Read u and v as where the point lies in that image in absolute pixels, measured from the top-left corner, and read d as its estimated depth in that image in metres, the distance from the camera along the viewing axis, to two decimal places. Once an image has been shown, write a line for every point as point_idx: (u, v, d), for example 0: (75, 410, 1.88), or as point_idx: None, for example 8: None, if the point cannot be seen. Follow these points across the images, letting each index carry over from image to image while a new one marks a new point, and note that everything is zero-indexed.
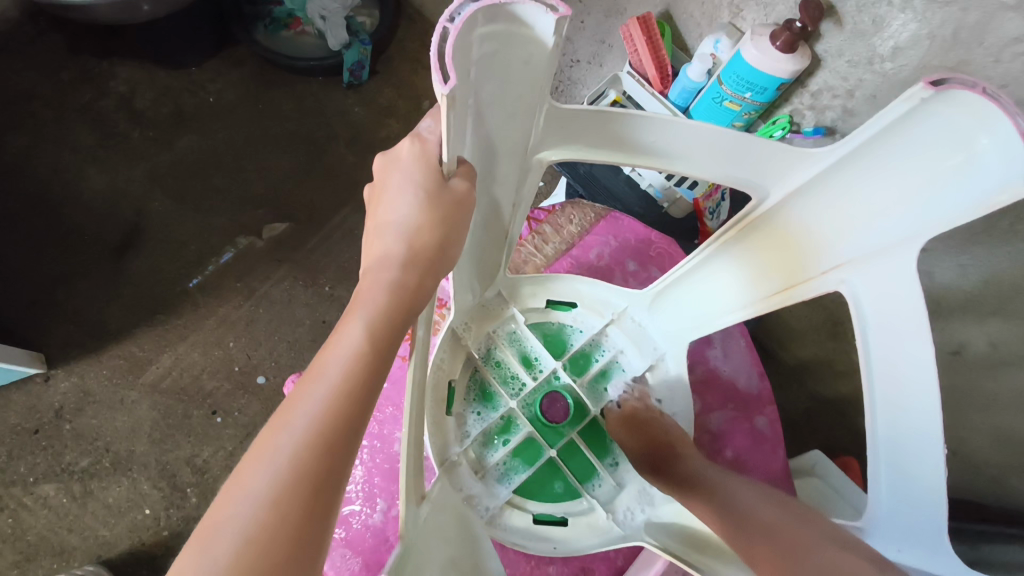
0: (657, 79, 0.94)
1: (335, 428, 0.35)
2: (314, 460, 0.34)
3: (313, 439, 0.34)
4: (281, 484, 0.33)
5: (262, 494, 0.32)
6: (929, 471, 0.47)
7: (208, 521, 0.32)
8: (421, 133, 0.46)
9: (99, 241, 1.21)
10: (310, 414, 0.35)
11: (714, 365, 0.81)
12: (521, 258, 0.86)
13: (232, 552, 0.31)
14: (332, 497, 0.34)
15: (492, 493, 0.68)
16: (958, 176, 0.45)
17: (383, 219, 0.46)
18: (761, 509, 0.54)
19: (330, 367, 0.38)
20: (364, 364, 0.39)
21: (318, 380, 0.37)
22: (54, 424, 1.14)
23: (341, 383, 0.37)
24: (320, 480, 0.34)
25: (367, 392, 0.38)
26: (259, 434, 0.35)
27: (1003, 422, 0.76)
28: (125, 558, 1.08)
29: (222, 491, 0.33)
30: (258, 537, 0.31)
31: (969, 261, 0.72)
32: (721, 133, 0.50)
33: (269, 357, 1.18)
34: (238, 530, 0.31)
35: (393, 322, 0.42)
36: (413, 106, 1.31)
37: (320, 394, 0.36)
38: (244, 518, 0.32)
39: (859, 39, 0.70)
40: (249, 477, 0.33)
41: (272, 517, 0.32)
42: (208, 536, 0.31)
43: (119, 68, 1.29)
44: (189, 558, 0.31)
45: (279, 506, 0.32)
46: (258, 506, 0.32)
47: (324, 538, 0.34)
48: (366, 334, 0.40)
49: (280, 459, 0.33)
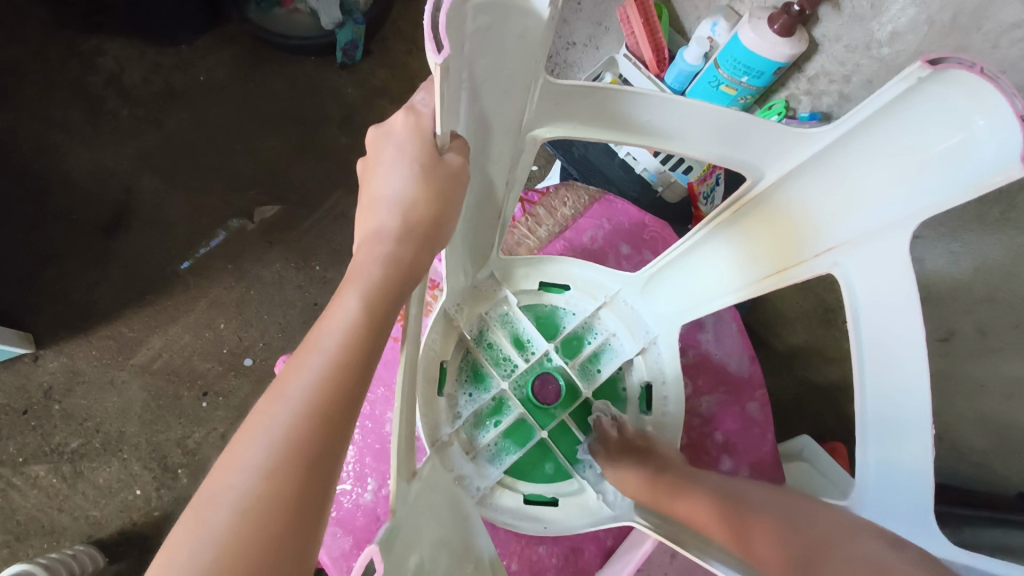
0: (654, 62, 0.93)
1: (333, 400, 0.35)
2: (310, 432, 0.34)
3: (311, 411, 0.34)
4: (277, 455, 0.33)
5: (259, 466, 0.32)
6: (916, 448, 0.47)
7: (203, 492, 0.32)
8: (415, 106, 0.46)
9: (88, 220, 1.19)
10: (305, 386, 0.35)
11: (705, 349, 0.81)
12: (514, 240, 0.85)
13: (229, 521, 0.31)
14: (328, 471, 0.34)
15: (483, 474, 0.69)
16: (954, 158, 0.45)
17: (377, 193, 0.46)
18: (784, 501, 0.50)
19: (326, 339, 0.37)
20: (361, 336, 0.38)
21: (314, 351, 0.37)
22: (43, 404, 1.13)
23: (337, 353, 0.37)
24: (318, 452, 0.34)
25: (365, 364, 0.38)
26: (253, 406, 0.35)
27: (990, 408, 0.77)
28: (116, 538, 1.09)
29: (218, 461, 0.33)
30: (255, 509, 0.31)
31: (960, 249, 0.73)
32: (718, 113, 0.50)
33: (259, 340, 1.17)
34: (233, 502, 0.31)
35: (391, 294, 0.42)
36: (407, 87, 1.29)
37: (316, 365, 0.36)
38: (240, 488, 0.31)
39: (858, 23, 0.70)
40: (246, 449, 0.33)
41: (270, 487, 0.32)
42: (203, 506, 0.31)
43: (108, 45, 1.27)
44: (185, 527, 0.30)
45: (276, 477, 0.32)
46: (256, 477, 0.32)
47: (321, 509, 0.33)
48: (362, 305, 0.40)
49: (277, 430, 0.33)
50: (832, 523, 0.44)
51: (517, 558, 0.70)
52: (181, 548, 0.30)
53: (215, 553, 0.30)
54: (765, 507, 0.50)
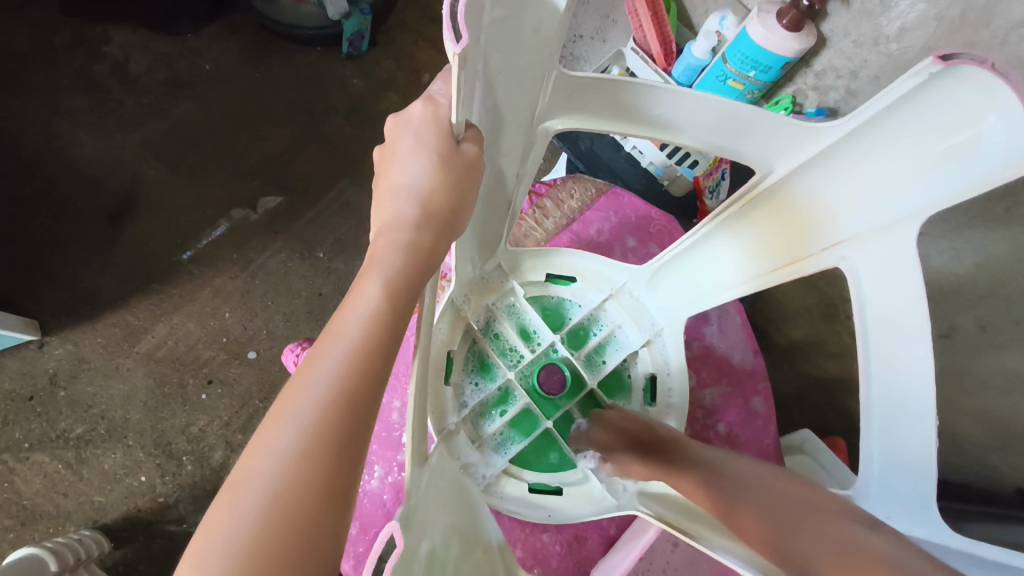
0: (661, 56, 0.93)
1: (356, 384, 0.36)
2: (338, 415, 0.34)
3: (336, 397, 0.35)
4: (307, 438, 0.33)
5: (288, 449, 0.33)
6: (918, 439, 0.48)
7: (237, 475, 0.33)
8: (432, 96, 0.47)
9: (93, 209, 1.20)
10: (330, 371, 0.36)
11: (710, 341, 0.82)
12: (521, 232, 0.86)
13: (263, 502, 0.32)
14: (356, 455, 0.35)
15: (489, 462, 0.70)
16: (963, 153, 0.45)
17: (394, 183, 0.46)
18: (770, 481, 0.54)
19: (349, 326, 0.38)
20: (383, 324, 0.39)
21: (338, 338, 0.38)
22: (49, 391, 1.14)
23: (361, 341, 0.37)
24: (346, 436, 0.34)
25: (387, 351, 0.38)
26: (281, 393, 0.36)
27: (990, 404, 0.77)
28: (121, 523, 1.10)
29: (249, 446, 0.34)
30: (288, 490, 0.32)
31: (963, 245, 0.75)
32: (730, 107, 0.50)
33: (263, 329, 1.18)
34: (266, 483, 0.32)
35: (410, 282, 0.42)
36: (412, 78, 1.29)
37: (341, 351, 0.37)
38: (272, 470, 0.32)
39: (866, 18, 0.71)
40: (275, 432, 0.34)
41: (300, 469, 0.33)
42: (238, 489, 0.32)
43: (113, 33, 1.27)
44: (221, 508, 0.32)
45: (306, 459, 0.33)
46: (286, 461, 0.33)
47: (350, 491, 0.34)
48: (383, 293, 0.40)
49: (306, 414, 0.34)
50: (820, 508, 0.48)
51: (521, 545, 0.71)
52: (219, 528, 0.31)
53: (251, 534, 0.31)
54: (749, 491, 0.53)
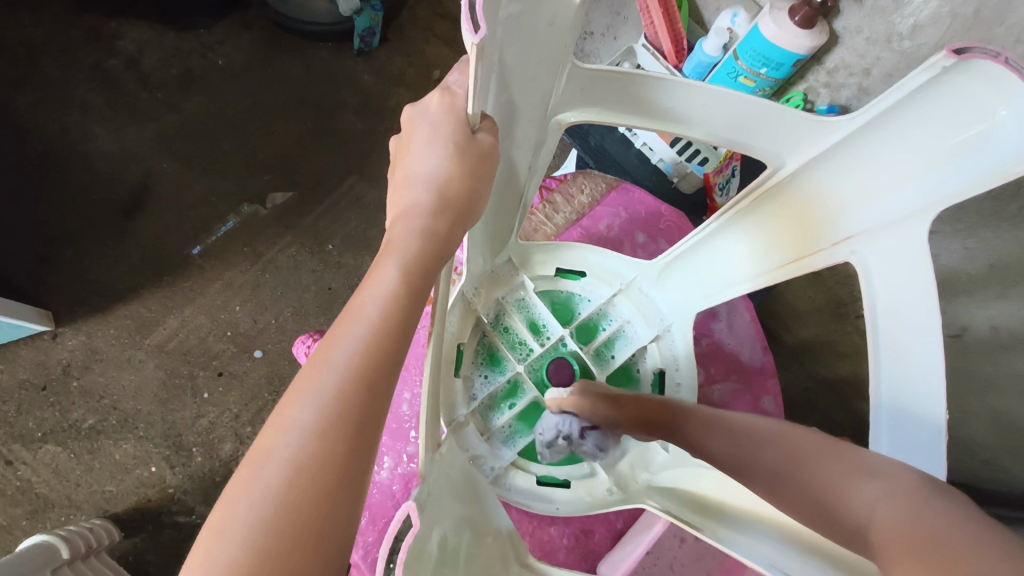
0: (672, 53, 0.93)
1: (373, 365, 0.37)
2: (356, 396, 0.35)
3: (354, 376, 0.36)
4: (325, 416, 0.34)
5: (308, 427, 0.34)
6: (928, 433, 0.47)
7: (257, 452, 0.34)
8: (449, 87, 0.47)
9: (107, 202, 1.21)
10: (347, 353, 0.36)
11: (718, 338, 0.82)
12: (531, 227, 0.86)
13: (283, 477, 0.33)
14: (371, 435, 0.36)
15: (497, 454, 0.71)
16: (974, 148, 0.45)
17: (411, 171, 0.47)
18: (775, 434, 0.46)
19: (366, 309, 0.39)
20: (399, 306, 0.40)
21: (356, 320, 0.38)
22: (61, 380, 1.15)
23: (378, 325, 0.38)
24: (363, 416, 0.35)
25: (403, 333, 0.39)
26: (300, 372, 0.37)
27: (1001, 405, 0.77)
28: (130, 513, 1.11)
29: (269, 424, 0.35)
30: (306, 467, 0.33)
31: (976, 244, 0.75)
32: (744, 100, 0.51)
33: (273, 323, 1.19)
34: (286, 458, 0.33)
35: (426, 268, 0.43)
36: (423, 75, 1.29)
37: (359, 333, 0.37)
38: (292, 446, 0.33)
39: (879, 15, 0.71)
40: (295, 411, 0.35)
41: (319, 446, 0.34)
42: (259, 463, 0.33)
43: (127, 27, 1.28)
44: (243, 480, 0.33)
45: (325, 437, 0.34)
46: (305, 438, 0.34)
47: (364, 471, 0.35)
48: (400, 277, 0.41)
49: (325, 394, 0.35)
50: (846, 463, 0.40)
51: (529, 537, 0.72)
52: (238, 502, 0.32)
53: (271, 506, 0.32)
54: (753, 445, 0.47)
